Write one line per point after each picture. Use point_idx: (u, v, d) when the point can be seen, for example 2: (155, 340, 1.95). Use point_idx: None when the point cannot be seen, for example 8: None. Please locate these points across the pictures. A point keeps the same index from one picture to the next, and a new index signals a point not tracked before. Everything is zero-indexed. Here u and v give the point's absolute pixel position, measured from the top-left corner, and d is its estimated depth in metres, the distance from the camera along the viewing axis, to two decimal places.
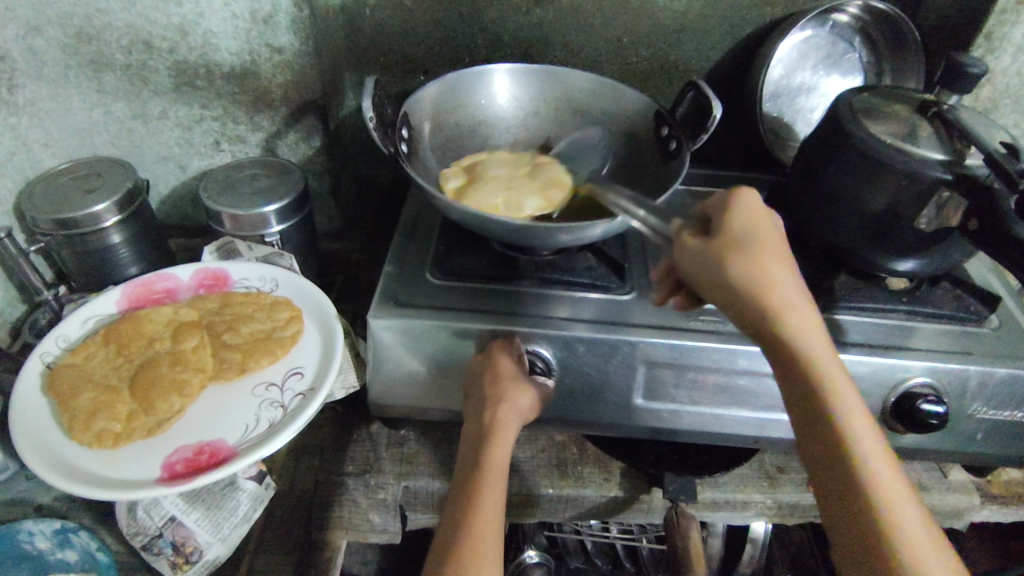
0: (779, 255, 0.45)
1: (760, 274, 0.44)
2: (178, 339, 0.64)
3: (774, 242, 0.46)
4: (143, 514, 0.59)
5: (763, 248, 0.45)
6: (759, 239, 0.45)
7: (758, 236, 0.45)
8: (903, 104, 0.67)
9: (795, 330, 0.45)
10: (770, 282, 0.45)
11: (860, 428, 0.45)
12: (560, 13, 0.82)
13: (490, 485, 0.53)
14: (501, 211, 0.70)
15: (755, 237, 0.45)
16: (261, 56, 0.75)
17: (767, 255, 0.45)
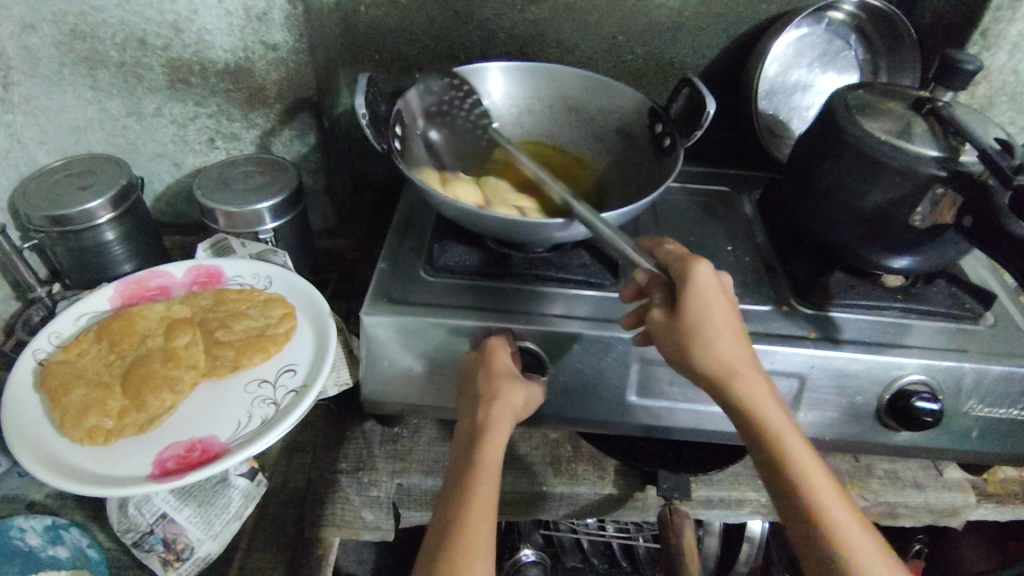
0: (732, 322, 0.52)
1: (709, 345, 0.51)
2: (170, 336, 0.64)
3: (728, 308, 0.52)
4: (135, 510, 0.59)
5: (716, 318, 0.51)
6: (710, 315, 0.51)
7: (716, 306, 0.51)
8: (898, 101, 0.67)
9: (751, 392, 0.51)
10: (720, 346, 0.51)
11: (820, 484, 0.49)
12: (555, 11, 0.82)
13: (483, 482, 0.53)
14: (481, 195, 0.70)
15: (712, 305, 0.51)
16: (255, 53, 0.75)
17: (719, 319, 0.51)
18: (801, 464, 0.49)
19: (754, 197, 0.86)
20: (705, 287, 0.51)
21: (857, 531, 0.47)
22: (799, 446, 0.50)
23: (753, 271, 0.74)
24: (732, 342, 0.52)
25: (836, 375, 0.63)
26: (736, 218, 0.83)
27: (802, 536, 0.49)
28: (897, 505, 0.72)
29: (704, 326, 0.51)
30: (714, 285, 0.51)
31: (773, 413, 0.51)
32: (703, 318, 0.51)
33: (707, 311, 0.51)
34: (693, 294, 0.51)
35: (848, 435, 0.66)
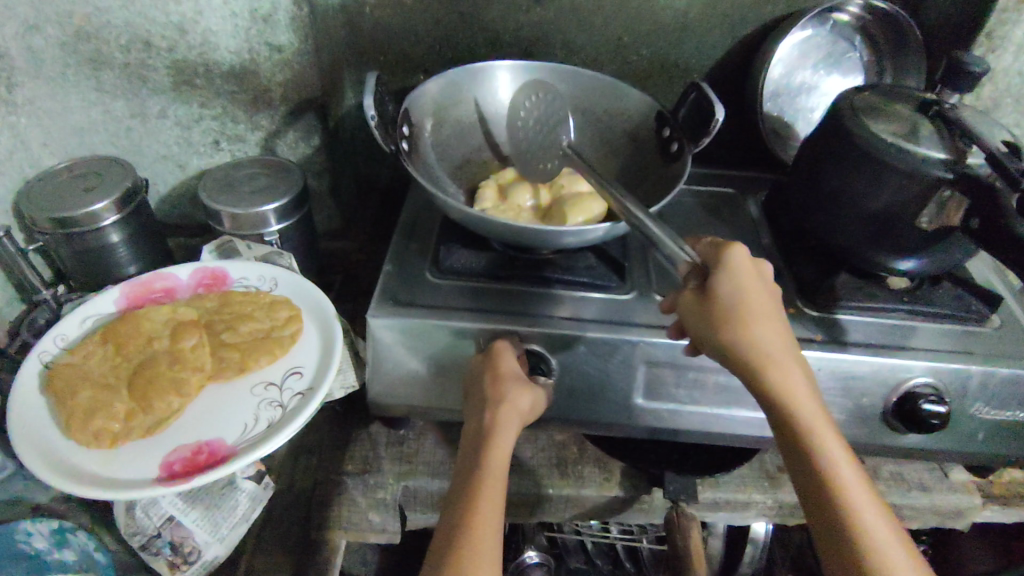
0: (768, 310, 0.53)
1: (743, 331, 0.52)
2: (177, 338, 0.64)
3: (763, 297, 0.53)
4: (141, 513, 0.58)
5: (750, 306, 0.52)
6: (744, 301, 0.52)
7: (750, 293, 0.52)
8: (904, 103, 0.67)
9: (782, 382, 0.51)
10: (754, 333, 0.52)
11: (848, 479, 0.49)
12: (560, 12, 0.82)
13: (490, 485, 0.52)
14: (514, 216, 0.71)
15: (746, 291, 0.52)
16: (261, 55, 0.75)
17: (754, 307, 0.52)
18: (829, 456, 0.49)
19: (758, 199, 0.86)
20: (738, 272, 0.53)
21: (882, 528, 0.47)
22: (831, 439, 0.50)
23: None
24: (766, 330, 0.52)
25: (843, 377, 0.63)
26: (741, 220, 0.83)
27: (826, 530, 0.48)
28: (903, 506, 0.71)
29: (737, 311, 0.52)
30: (748, 272, 0.53)
31: (807, 405, 0.51)
32: (737, 303, 0.52)
33: (742, 296, 0.52)
34: (728, 278, 0.52)
35: (855, 437, 0.66)
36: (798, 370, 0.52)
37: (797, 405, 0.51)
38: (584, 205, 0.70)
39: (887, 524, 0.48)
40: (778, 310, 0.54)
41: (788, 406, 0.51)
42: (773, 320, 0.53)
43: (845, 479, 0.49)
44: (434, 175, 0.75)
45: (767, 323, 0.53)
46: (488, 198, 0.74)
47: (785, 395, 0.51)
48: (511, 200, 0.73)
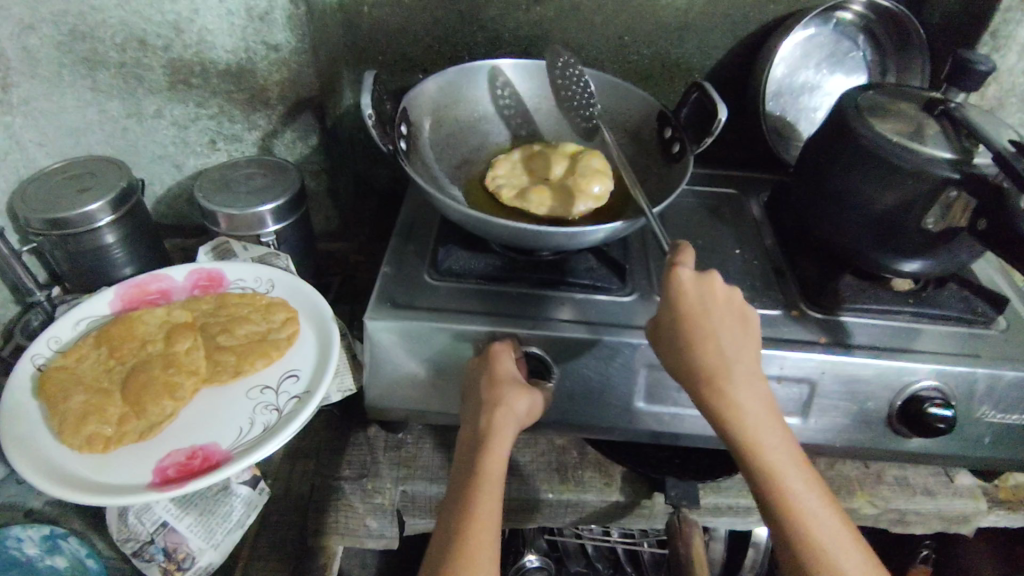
0: (724, 327, 0.51)
1: (698, 353, 0.51)
2: (171, 340, 0.63)
3: (719, 315, 0.51)
4: (135, 519, 0.58)
5: (704, 326, 0.50)
6: (700, 323, 0.50)
7: (704, 314, 0.50)
8: (910, 102, 0.66)
9: (732, 401, 0.50)
10: (709, 357, 0.51)
11: (804, 498, 0.49)
12: (560, 11, 0.81)
13: (487, 492, 0.52)
14: (507, 175, 0.75)
15: (697, 313, 0.50)
16: (257, 54, 0.74)
17: (708, 328, 0.50)
18: (785, 478, 0.50)
19: (761, 200, 0.85)
20: (691, 297, 0.50)
21: (840, 550, 0.48)
22: (787, 458, 0.50)
23: (762, 275, 0.73)
24: (723, 347, 0.51)
25: (846, 380, 0.62)
26: (743, 221, 0.82)
27: (785, 551, 0.50)
28: (908, 512, 0.70)
29: (689, 331, 0.50)
30: (703, 291, 0.50)
31: (762, 425, 0.51)
32: (688, 324, 0.50)
33: (694, 318, 0.50)
34: (677, 303, 0.50)
35: (859, 441, 0.65)
36: (752, 383, 0.51)
37: (755, 429, 0.50)
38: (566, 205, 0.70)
39: (843, 543, 0.49)
40: (738, 322, 0.52)
41: (740, 425, 0.50)
42: (732, 331, 0.52)
43: (802, 499, 0.49)
44: (433, 174, 0.74)
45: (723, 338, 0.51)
46: (517, 152, 0.77)
47: (733, 415, 0.50)
48: (526, 166, 0.76)
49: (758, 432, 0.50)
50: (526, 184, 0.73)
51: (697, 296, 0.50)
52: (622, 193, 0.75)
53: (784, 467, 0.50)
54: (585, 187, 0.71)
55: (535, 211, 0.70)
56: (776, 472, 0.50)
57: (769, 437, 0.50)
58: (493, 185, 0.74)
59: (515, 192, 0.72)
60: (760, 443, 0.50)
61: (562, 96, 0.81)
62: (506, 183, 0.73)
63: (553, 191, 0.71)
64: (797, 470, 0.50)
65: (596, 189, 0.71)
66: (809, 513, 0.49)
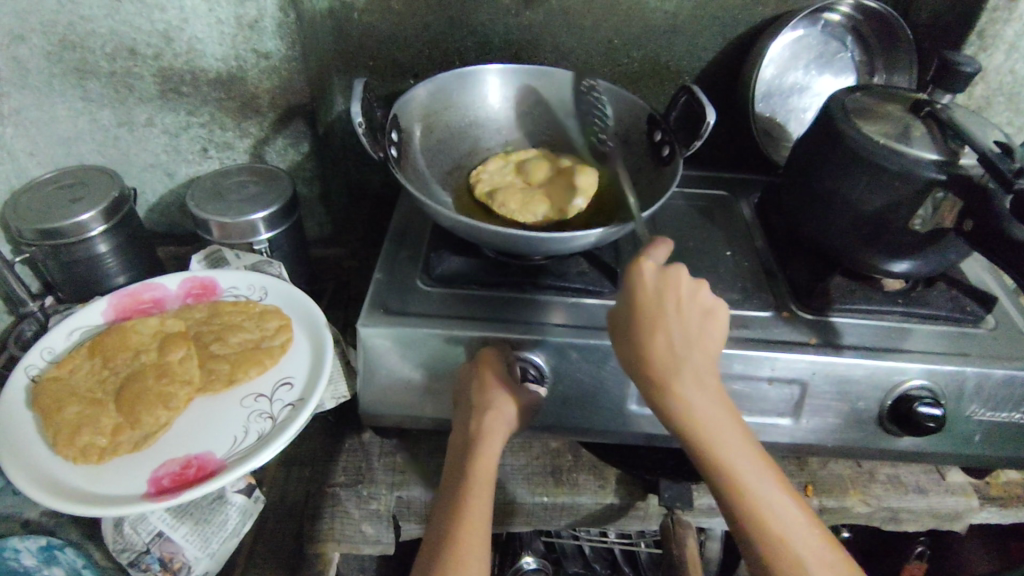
0: (681, 323, 0.51)
1: (654, 349, 0.51)
2: (165, 350, 0.63)
3: (676, 310, 0.51)
4: (130, 529, 0.58)
5: (659, 320, 0.51)
6: (657, 319, 0.51)
7: (660, 309, 0.51)
8: (897, 103, 0.67)
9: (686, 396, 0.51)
10: (666, 353, 0.51)
11: (762, 492, 0.50)
12: (550, 16, 0.82)
13: (478, 496, 0.53)
14: (494, 172, 0.76)
15: (654, 307, 0.51)
16: (247, 61, 0.74)
17: (666, 319, 0.51)
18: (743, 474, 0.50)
19: (751, 202, 0.86)
20: (647, 292, 0.51)
21: (803, 543, 0.49)
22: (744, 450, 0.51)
23: (754, 276, 0.74)
24: (677, 341, 0.51)
25: (837, 381, 0.62)
26: (734, 222, 0.82)
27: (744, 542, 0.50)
28: (900, 510, 0.71)
29: (644, 323, 0.51)
30: (659, 283, 0.51)
31: (720, 421, 0.51)
32: (644, 320, 0.51)
33: (651, 312, 0.51)
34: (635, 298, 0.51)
35: (850, 440, 0.65)
36: (709, 378, 0.52)
37: (711, 424, 0.51)
38: (536, 210, 0.70)
39: (805, 538, 0.49)
40: (698, 317, 0.52)
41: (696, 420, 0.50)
42: (692, 326, 0.52)
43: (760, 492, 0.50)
44: (424, 181, 0.74)
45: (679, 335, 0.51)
46: (514, 155, 0.79)
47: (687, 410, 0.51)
48: (517, 168, 0.77)
49: (715, 427, 0.51)
50: (506, 183, 0.74)
51: (654, 292, 0.51)
52: (613, 196, 0.75)
53: (743, 461, 0.50)
54: (562, 202, 0.71)
55: (496, 208, 0.71)
56: (734, 465, 0.50)
57: (727, 432, 0.51)
58: (476, 178, 0.76)
59: (492, 190, 0.74)
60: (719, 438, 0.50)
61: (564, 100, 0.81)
62: (490, 178, 0.75)
63: (525, 193, 0.72)
64: (755, 463, 0.51)
65: (574, 203, 0.71)
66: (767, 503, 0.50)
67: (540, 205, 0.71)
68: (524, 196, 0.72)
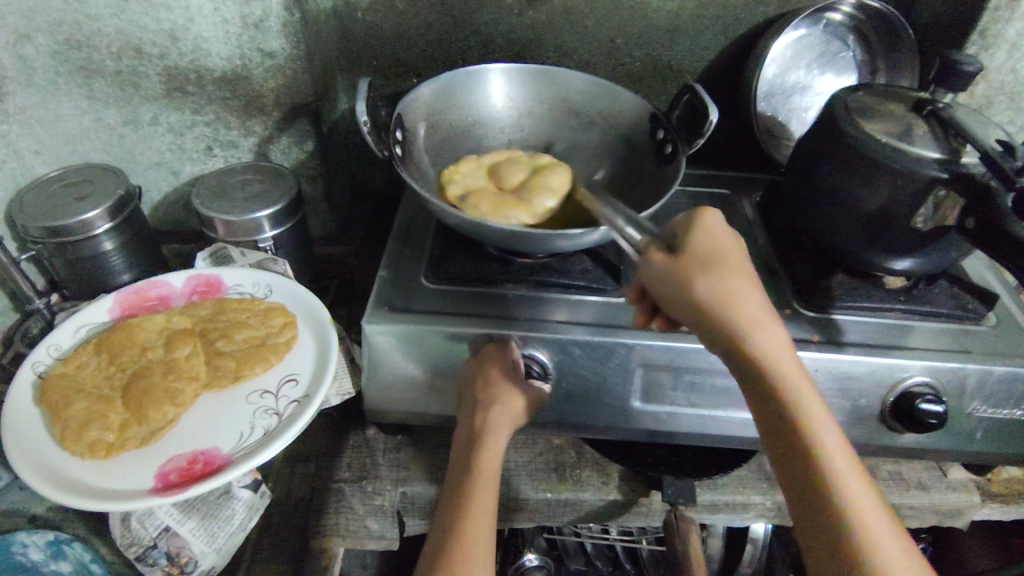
0: (746, 271, 0.47)
1: (730, 289, 0.46)
2: (171, 347, 0.64)
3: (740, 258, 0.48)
4: (137, 524, 0.58)
5: (716, 270, 0.46)
6: (726, 259, 0.47)
7: (728, 254, 0.47)
8: (899, 102, 0.67)
9: (762, 345, 0.46)
10: (734, 307, 0.45)
11: (844, 461, 0.45)
12: (553, 15, 0.82)
13: (483, 491, 0.54)
14: (470, 175, 0.76)
15: (723, 251, 0.47)
16: (252, 60, 0.74)
17: (735, 268, 0.47)
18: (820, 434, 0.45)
19: (753, 200, 0.86)
20: (714, 234, 0.48)
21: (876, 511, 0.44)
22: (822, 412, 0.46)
23: (756, 273, 0.74)
24: (750, 291, 0.46)
25: (839, 378, 0.63)
26: (736, 220, 0.83)
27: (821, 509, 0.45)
28: (902, 506, 0.71)
29: (714, 264, 0.46)
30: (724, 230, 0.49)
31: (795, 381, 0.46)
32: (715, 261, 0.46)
33: (707, 263, 0.46)
34: (700, 237, 0.47)
35: (851, 436, 0.66)
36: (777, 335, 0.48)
37: (789, 378, 0.45)
38: (505, 212, 0.70)
39: (883, 512, 0.45)
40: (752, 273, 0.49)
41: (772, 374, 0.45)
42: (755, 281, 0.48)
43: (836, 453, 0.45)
44: (428, 179, 0.75)
45: (751, 282, 0.47)
46: (490, 157, 0.78)
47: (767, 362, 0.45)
48: (491, 171, 0.76)
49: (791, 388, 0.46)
50: (478, 186, 0.74)
51: (721, 236, 0.48)
52: (614, 196, 0.75)
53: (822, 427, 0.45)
54: (531, 204, 0.70)
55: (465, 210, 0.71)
56: (812, 431, 0.45)
57: (804, 389, 0.46)
58: (450, 178, 0.75)
59: (463, 192, 0.73)
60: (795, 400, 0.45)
61: (568, 100, 0.81)
62: (462, 180, 0.75)
63: (496, 197, 0.72)
64: (832, 426, 0.46)
65: (544, 206, 0.71)
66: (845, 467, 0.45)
67: (512, 207, 0.70)
68: (494, 199, 0.71)
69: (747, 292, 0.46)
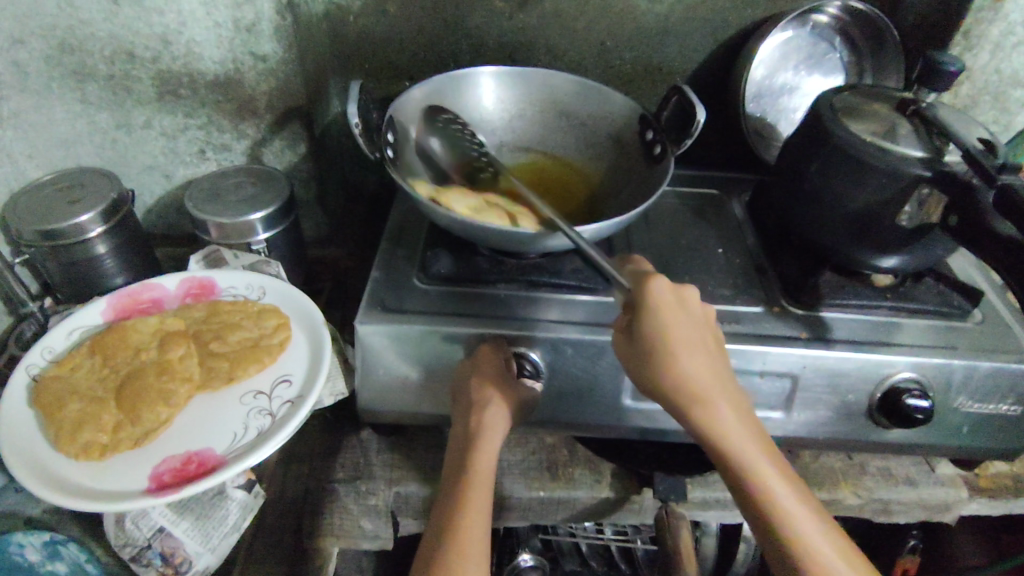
0: (693, 345, 0.52)
1: (674, 366, 0.51)
2: (165, 348, 0.64)
3: (690, 328, 0.52)
4: (132, 525, 0.59)
5: (664, 351, 0.51)
6: (671, 336, 0.51)
7: (673, 330, 0.51)
8: (883, 102, 0.68)
9: (708, 412, 0.51)
10: (682, 382, 0.51)
11: (799, 513, 0.49)
12: (544, 18, 0.83)
13: (478, 490, 0.54)
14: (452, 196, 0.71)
15: (670, 327, 0.51)
16: (245, 64, 0.75)
17: (681, 343, 0.51)
18: (771, 485, 0.50)
19: (742, 200, 0.87)
20: (663, 311, 0.51)
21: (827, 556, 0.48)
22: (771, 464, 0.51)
23: (745, 272, 0.75)
24: (695, 363, 0.51)
25: (827, 374, 0.64)
26: (726, 219, 0.84)
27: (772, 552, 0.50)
28: (891, 501, 0.72)
29: (659, 347, 0.51)
30: (675, 301, 0.52)
31: (753, 452, 0.51)
32: (660, 341, 0.51)
33: (652, 347, 0.51)
34: (649, 317, 0.51)
35: (840, 432, 0.67)
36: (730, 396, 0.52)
37: (736, 436, 0.51)
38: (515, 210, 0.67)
39: (841, 557, 0.48)
40: (708, 338, 0.53)
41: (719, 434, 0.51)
42: (706, 351, 0.53)
43: (787, 504, 0.50)
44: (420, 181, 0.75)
45: (696, 355, 0.52)
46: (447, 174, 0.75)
47: (713, 426, 0.51)
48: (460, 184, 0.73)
49: (742, 446, 0.51)
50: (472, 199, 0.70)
51: (673, 312, 0.51)
52: (606, 196, 0.76)
53: (780, 490, 0.50)
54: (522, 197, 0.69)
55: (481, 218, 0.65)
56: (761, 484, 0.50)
57: (751, 443, 0.51)
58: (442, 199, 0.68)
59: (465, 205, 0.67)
60: (753, 467, 0.50)
61: (559, 102, 0.82)
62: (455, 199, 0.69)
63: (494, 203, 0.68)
64: (782, 477, 0.50)
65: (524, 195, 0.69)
66: (795, 515, 0.49)
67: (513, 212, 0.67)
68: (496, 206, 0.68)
69: (691, 365, 0.51)
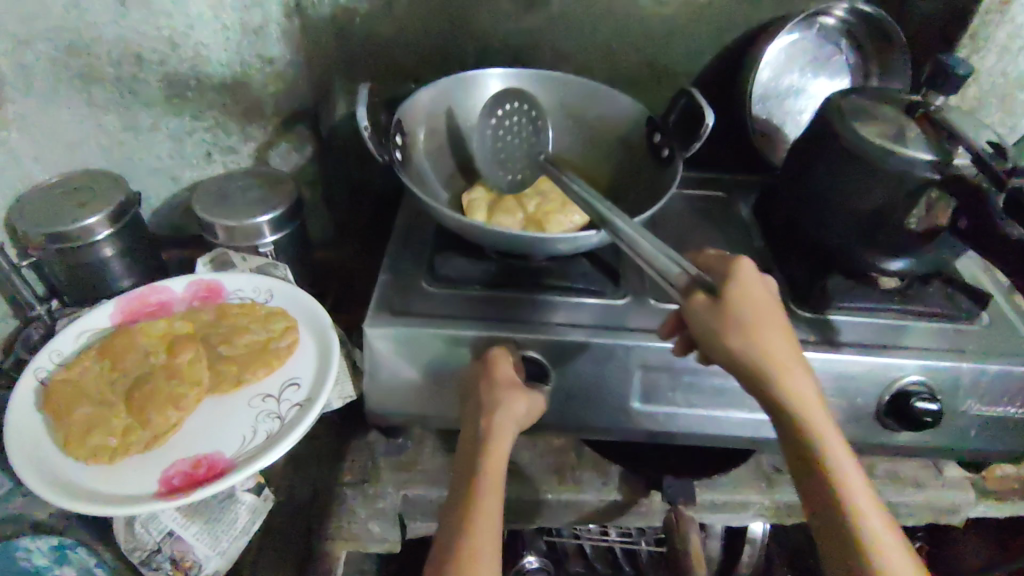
0: (780, 325, 0.51)
1: (765, 340, 0.49)
2: (174, 352, 0.64)
3: (774, 309, 0.51)
4: (142, 528, 0.59)
5: (760, 324, 0.49)
6: (762, 311, 0.49)
7: (763, 307, 0.50)
8: (891, 105, 0.68)
9: (790, 388, 0.49)
10: (773, 356, 0.49)
11: (869, 500, 0.48)
12: (550, 21, 0.83)
13: (489, 494, 0.53)
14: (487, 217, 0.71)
15: (764, 304, 0.50)
16: (254, 68, 0.78)
17: (767, 321, 0.50)
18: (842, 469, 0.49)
19: (748, 202, 0.87)
20: (753, 286, 0.50)
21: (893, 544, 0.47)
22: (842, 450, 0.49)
23: None
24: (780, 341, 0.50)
25: (835, 377, 0.64)
26: (731, 221, 0.84)
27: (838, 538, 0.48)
28: (898, 504, 0.72)
29: (752, 321, 0.49)
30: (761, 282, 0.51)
31: (829, 435, 0.49)
32: (752, 314, 0.49)
33: (748, 318, 0.49)
34: (740, 289, 0.49)
35: (849, 434, 0.67)
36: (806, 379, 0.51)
37: (814, 417, 0.49)
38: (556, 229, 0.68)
39: (904, 545, 0.47)
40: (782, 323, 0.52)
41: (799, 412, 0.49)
42: (789, 335, 0.51)
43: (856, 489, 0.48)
44: (427, 183, 0.76)
45: (781, 334, 0.50)
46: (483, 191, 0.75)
47: (798, 403, 0.49)
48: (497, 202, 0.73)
49: (817, 429, 0.49)
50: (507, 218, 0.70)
51: (761, 291, 0.50)
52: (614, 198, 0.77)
53: (849, 470, 0.49)
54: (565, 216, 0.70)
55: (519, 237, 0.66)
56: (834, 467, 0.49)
57: (824, 426, 0.49)
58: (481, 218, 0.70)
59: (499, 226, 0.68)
60: (829, 448, 0.49)
61: (566, 104, 0.82)
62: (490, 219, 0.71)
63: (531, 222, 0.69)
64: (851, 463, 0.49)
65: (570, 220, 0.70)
66: (863, 501, 0.48)
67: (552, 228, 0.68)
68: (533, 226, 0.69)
69: (779, 340, 0.50)
